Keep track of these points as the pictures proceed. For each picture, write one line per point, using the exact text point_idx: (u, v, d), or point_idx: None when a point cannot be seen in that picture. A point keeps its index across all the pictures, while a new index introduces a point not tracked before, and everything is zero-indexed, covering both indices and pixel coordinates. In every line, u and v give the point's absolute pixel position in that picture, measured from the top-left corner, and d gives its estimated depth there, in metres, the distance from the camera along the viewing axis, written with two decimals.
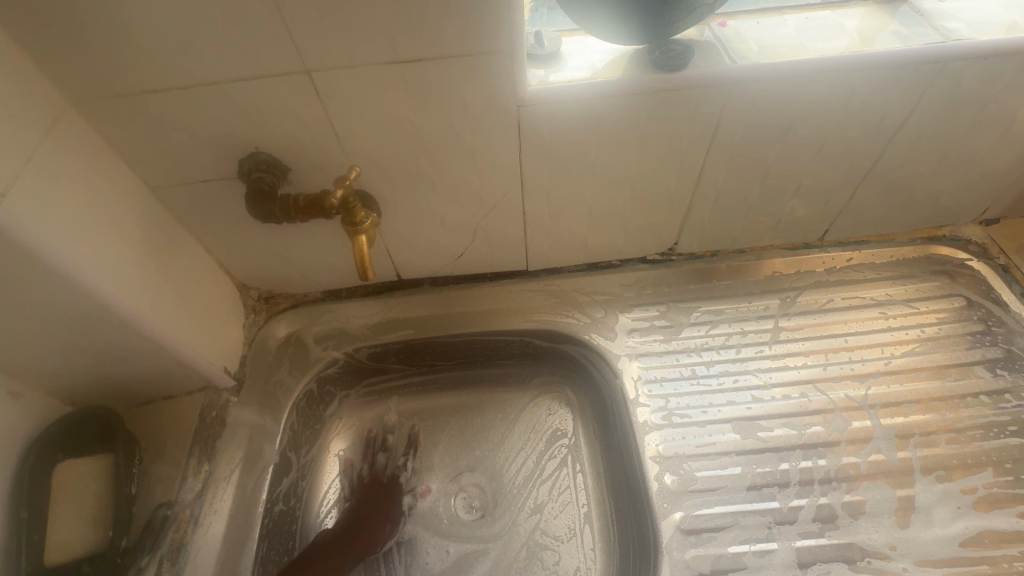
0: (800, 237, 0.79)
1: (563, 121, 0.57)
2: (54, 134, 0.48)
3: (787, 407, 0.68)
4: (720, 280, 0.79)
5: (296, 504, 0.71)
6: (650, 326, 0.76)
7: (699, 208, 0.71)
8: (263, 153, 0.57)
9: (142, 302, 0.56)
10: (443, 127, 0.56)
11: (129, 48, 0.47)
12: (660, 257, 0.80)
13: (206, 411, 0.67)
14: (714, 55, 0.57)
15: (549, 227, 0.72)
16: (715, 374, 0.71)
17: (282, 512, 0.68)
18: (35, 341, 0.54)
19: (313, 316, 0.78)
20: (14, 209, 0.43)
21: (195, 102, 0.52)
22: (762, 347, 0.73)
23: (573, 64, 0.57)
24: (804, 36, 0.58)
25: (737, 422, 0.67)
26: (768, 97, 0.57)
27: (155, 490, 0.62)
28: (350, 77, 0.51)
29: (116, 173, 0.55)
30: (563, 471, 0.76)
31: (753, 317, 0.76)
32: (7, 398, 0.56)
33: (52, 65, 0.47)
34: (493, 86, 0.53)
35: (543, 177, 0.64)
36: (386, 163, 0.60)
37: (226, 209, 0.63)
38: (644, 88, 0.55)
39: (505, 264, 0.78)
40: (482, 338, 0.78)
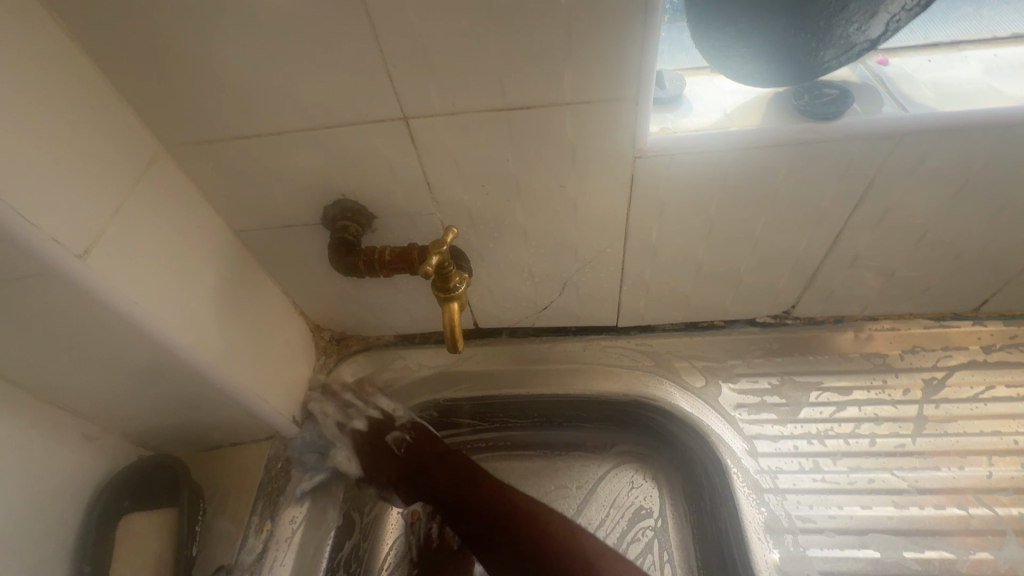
0: (951, 306, 0.66)
1: (683, 174, 0.49)
2: (144, 180, 0.46)
3: (940, 522, 0.56)
4: (845, 352, 0.68)
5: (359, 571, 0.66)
6: (760, 402, 0.65)
7: (830, 270, 0.61)
8: (349, 201, 0.53)
9: (216, 354, 0.53)
10: (545, 176, 0.50)
11: (223, 91, 0.44)
12: (773, 320, 0.69)
13: (272, 463, 0.64)
14: (875, 100, 0.47)
15: (649, 284, 0.63)
16: (843, 470, 0.60)
17: None
18: (111, 389, 0.52)
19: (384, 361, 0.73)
20: (97, 265, 0.40)
21: (285, 148, 0.48)
22: (903, 441, 0.61)
23: (699, 108, 0.49)
24: (993, 76, 0.47)
25: (877, 536, 0.56)
26: (943, 151, 0.47)
27: (216, 550, 0.57)
28: (450, 124, 0.46)
29: (202, 216, 0.53)
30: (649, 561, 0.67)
31: (889, 401, 0.64)
32: (81, 442, 0.55)
33: (146, 109, 0.45)
34: (610, 135, 0.46)
35: (651, 233, 0.56)
36: (477, 212, 0.54)
37: (307, 252, 0.60)
38: (787, 139, 0.46)
39: (593, 318, 0.70)
40: (563, 398, 0.71)
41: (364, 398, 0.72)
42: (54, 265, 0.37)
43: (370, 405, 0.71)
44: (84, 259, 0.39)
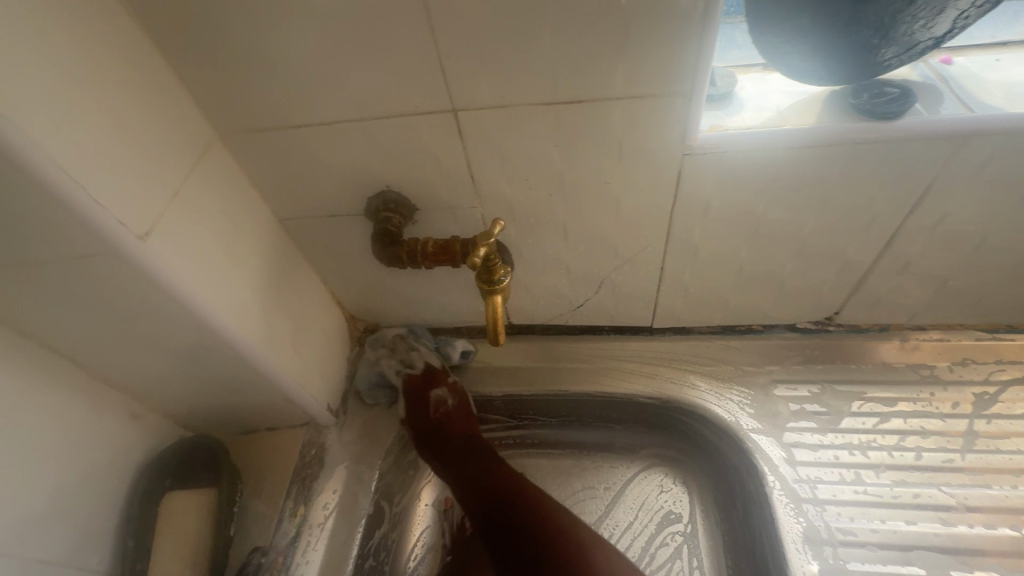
0: (1006, 319, 0.63)
1: (732, 173, 0.48)
2: (200, 167, 0.47)
3: (989, 543, 0.53)
4: (891, 362, 0.65)
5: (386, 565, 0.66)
6: (800, 409, 0.64)
7: (879, 276, 0.59)
8: (392, 193, 0.53)
9: (260, 339, 0.54)
10: (590, 172, 0.50)
11: (277, 81, 0.45)
12: (814, 326, 0.68)
13: (305, 450, 0.65)
14: (939, 100, 0.45)
15: (688, 285, 0.63)
16: (887, 483, 0.58)
17: (371, 567, 0.63)
18: (159, 370, 0.53)
19: (409, 355, 0.72)
20: (156, 247, 0.42)
21: (334, 138, 0.49)
22: (951, 456, 0.59)
23: (751, 106, 0.48)
24: None
25: (920, 553, 0.53)
26: (1010, 154, 0.45)
27: (252, 532, 0.59)
28: (498, 117, 0.46)
29: (250, 204, 0.54)
30: (677, 565, 0.67)
31: (937, 415, 0.61)
32: (128, 420, 0.56)
33: (203, 98, 0.47)
34: (659, 132, 0.45)
35: (694, 233, 0.55)
36: (519, 206, 0.54)
37: (348, 243, 0.61)
38: (844, 138, 0.45)
39: (628, 319, 0.69)
40: (596, 397, 0.70)
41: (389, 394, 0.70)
42: (116, 245, 0.39)
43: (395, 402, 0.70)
44: (144, 241, 0.40)
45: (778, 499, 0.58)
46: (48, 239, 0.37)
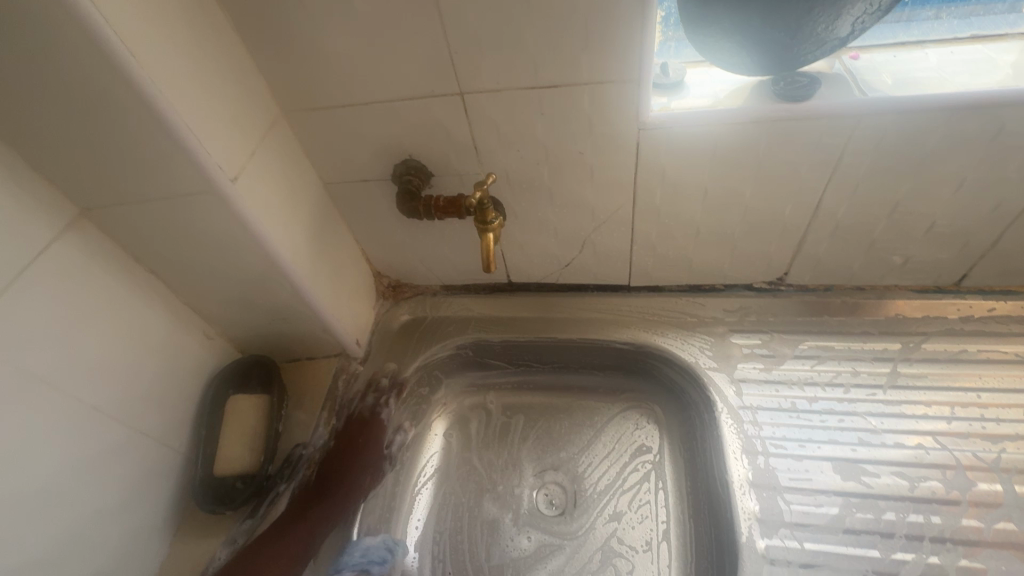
0: (932, 279, 0.73)
1: (679, 145, 0.61)
2: (270, 135, 0.62)
3: (900, 456, 0.63)
4: (834, 316, 0.76)
5: (402, 473, 0.80)
6: (750, 353, 0.75)
7: (815, 238, 0.70)
8: (414, 160, 0.68)
9: (307, 274, 0.69)
10: (567, 144, 0.63)
11: (330, 70, 0.59)
12: (768, 286, 0.79)
13: (338, 375, 0.80)
14: (842, 86, 0.57)
15: (655, 245, 0.75)
16: (818, 411, 0.68)
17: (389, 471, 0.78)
18: (230, 296, 0.68)
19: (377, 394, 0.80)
20: (241, 189, 0.57)
21: (369, 116, 0.64)
22: (875, 390, 0.69)
23: (694, 93, 0.61)
24: (949, 70, 0.57)
25: (839, 461, 0.64)
26: (899, 130, 0.56)
27: (295, 432, 0.74)
28: (494, 99, 0.59)
29: (304, 168, 0.69)
30: (645, 486, 0.78)
31: (867, 358, 0.72)
32: (203, 338, 0.72)
33: (275, 84, 0.62)
34: (618, 110, 0.58)
35: (655, 196, 0.68)
36: (513, 173, 0.68)
37: (377, 204, 0.75)
38: (763, 116, 0.57)
39: (608, 277, 0.82)
40: (581, 343, 0.83)
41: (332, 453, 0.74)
42: (217, 184, 0.54)
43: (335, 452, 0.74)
44: (234, 182, 0.56)
45: (728, 419, 0.69)
46: (171, 177, 0.53)
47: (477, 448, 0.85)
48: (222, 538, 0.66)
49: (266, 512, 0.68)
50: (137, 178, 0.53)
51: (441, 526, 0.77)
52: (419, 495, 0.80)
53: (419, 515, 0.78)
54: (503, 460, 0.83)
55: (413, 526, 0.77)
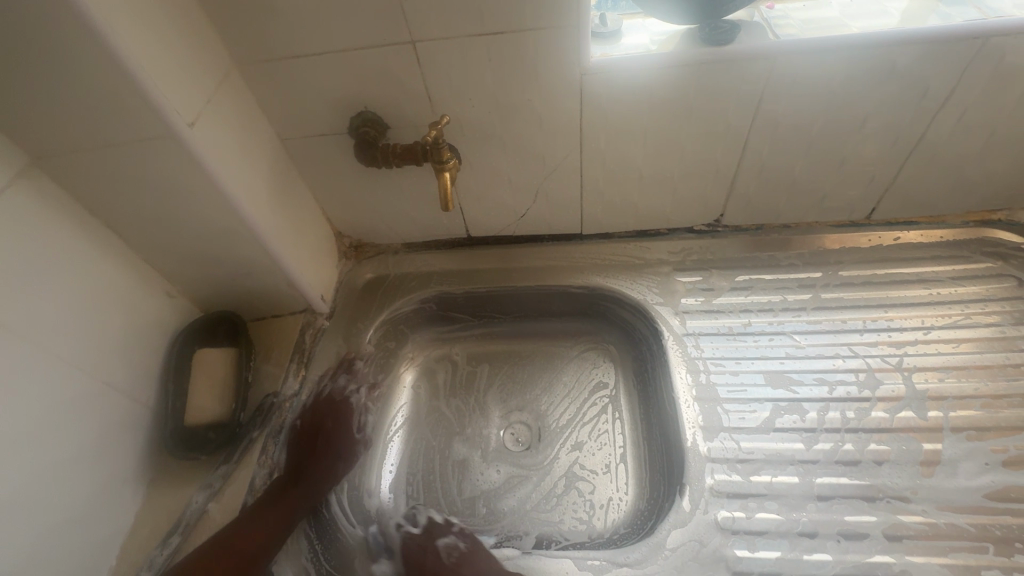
0: (847, 214, 0.82)
1: (619, 89, 0.66)
2: (224, 86, 0.63)
3: (821, 366, 0.71)
4: (765, 252, 0.84)
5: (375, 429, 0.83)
6: (692, 288, 0.82)
7: (745, 178, 0.77)
8: (370, 112, 0.70)
9: (270, 226, 0.70)
10: (516, 91, 0.67)
11: (282, 20, 0.61)
12: (707, 228, 0.86)
13: (305, 329, 0.82)
14: (759, 32, 0.64)
15: (603, 191, 0.80)
16: (752, 333, 0.76)
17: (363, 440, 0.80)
18: (190, 251, 0.69)
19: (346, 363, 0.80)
20: (198, 135, 0.58)
21: (324, 67, 0.65)
22: (800, 312, 0.77)
23: (631, 41, 0.67)
24: (849, 17, 0.64)
25: (768, 373, 0.72)
26: (809, 71, 0.63)
27: (264, 383, 0.75)
28: (446, 46, 0.62)
29: (260, 123, 0.70)
30: (603, 418, 0.84)
31: (793, 286, 0.80)
32: (165, 295, 0.72)
33: (227, 35, 0.62)
34: (562, 55, 0.63)
35: (599, 142, 0.73)
36: (467, 123, 0.71)
37: (335, 160, 0.77)
38: (692, 60, 0.63)
39: (561, 226, 0.87)
40: (539, 290, 0.87)
41: (308, 424, 0.74)
42: (174, 128, 0.55)
43: (312, 422, 0.74)
44: (192, 128, 0.57)
45: (673, 345, 0.76)
46: (128, 121, 0.53)
47: (444, 396, 0.89)
48: (198, 485, 0.67)
49: (241, 457, 0.69)
50: (91, 122, 0.53)
51: (413, 468, 0.81)
52: (391, 445, 0.83)
53: (391, 460, 0.81)
54: (471, 405, 0.88)
55: (388, 469, 0.80)
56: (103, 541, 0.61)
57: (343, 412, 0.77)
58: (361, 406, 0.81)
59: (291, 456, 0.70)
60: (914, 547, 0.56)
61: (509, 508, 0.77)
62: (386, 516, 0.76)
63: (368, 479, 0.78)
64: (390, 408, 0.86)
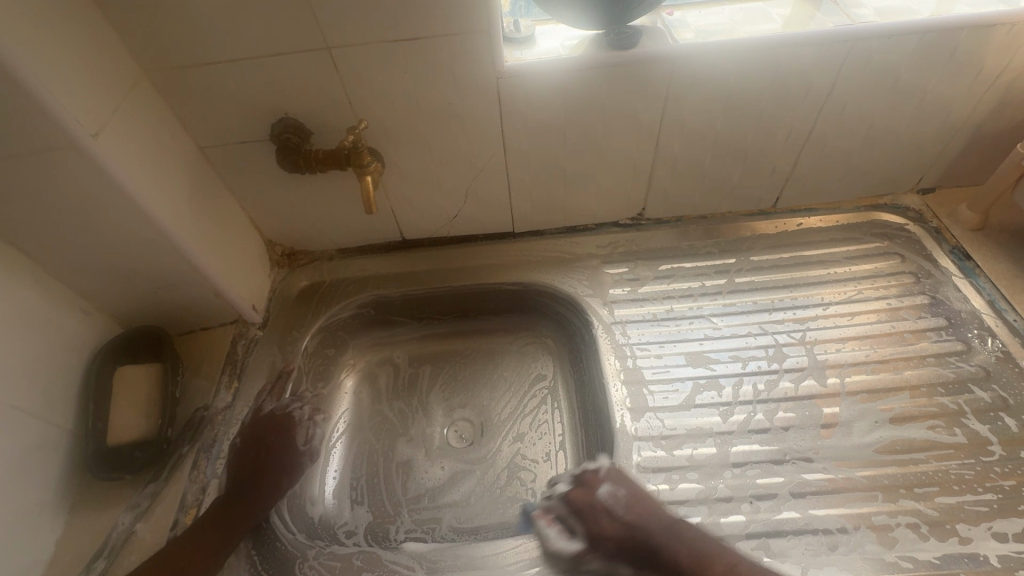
0: (755, 204, 0.89)
1: (534, 91, 0.69)
2: (132, 96, 0.62)
3: (735, 344, 0.77)
4: (684, 241, 0.89)
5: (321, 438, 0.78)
6: (619, 279, 0.86)
7: (660, 173, 0.82)
8: (291, 119, 0.70)
9: (192, 236, 0.69)
10: (436, 95, 0.69)
11: (190, 28, 0.60)
12: (631, 221, 0.91)
13: (236, 340, 0.80)
14: (659, 36, 0.69)
15: (530, 190, 0.83)
16: (674, 318, 0.81)
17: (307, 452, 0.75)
18: (105, 265, 0.67)
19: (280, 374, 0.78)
20: (104, 145, 0.56)
21: (239, 75, 0.65)
22: (717, 296, 0.83)
23: (543, 46, 0.70)
24: (737, 23, 0.70)
25: (688, 354, 0.77)
26: (704, 72, 0.69)
27: (195, 397, 0.74)
28: (362, 52, 0.64)
29: (175, 132, 0.69)
30: (543, 408, 0.87)
31: (710, 272, 0.86)
32: (80, 313, 0.69)
33: (132, 43, 0.61)
34: (476, 60, 0.65)
35: (522, 142, 0.76)
36: (390, 126, 0.72)
37: (259, 167, 0.76)
38: (599, 63, 0.67)
39: (494, 225, 0.89)
40: (476, 288, 0.89)
41: (247, 441, 0.70)
42: (77, 139, 0.53)
43: (251, 438, 0.70)
44: (96, 139, 0.55)
45: (599, 332, 0.80)
46: (24, 131, 0.51)
47: (387, 399, 0.89)
48: (125, 505, 0.64)
49: (170, 474, 0.67)
50: None
51: (357, 472, 0.81)
52: (333, 450, 0.83)
53: (334, 466, 0.81)
54: (415, 406, 0.88)
55: (330, 475, 0.80)
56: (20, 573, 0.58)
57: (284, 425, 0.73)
58: (307, 418, 0.76)
59: (229, 475, 0.68)
60: (816, 502, 0.62)
61: (454, 503, 0.78)
62: (331, 523, 0.76)
63: (309, 487, 0.78)
64: (331, 414, 0.86)
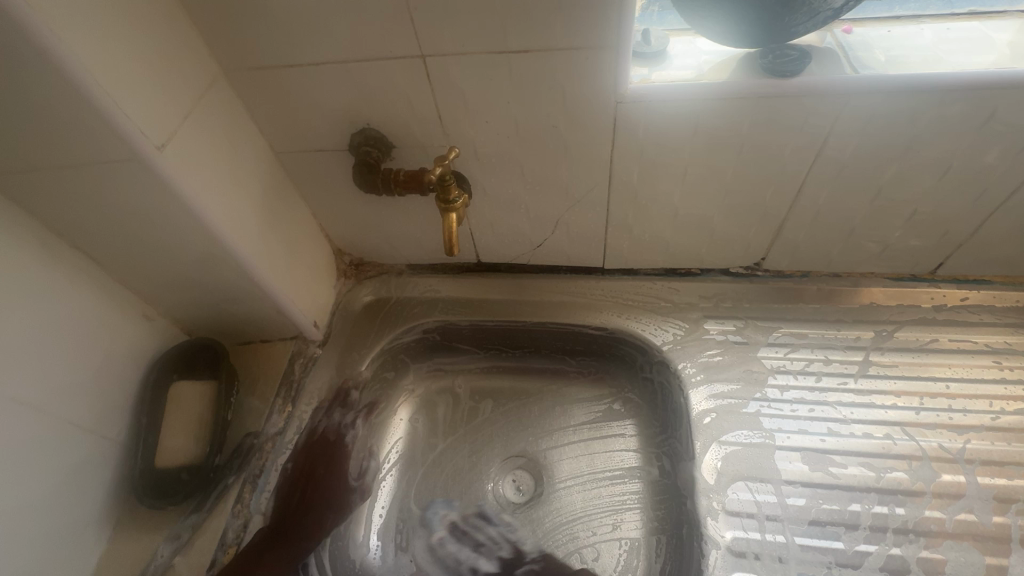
0: (908, 267, 0.72)
1: (658, 121, 0.57)
2: (207, 97, 0.55)
3: (866, 447, 0.63)
4: (809, 303, 0.74)
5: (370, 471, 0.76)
6: (723, 340, 0.73)
7: (794, 223, 0.68)
8: (373, 130, 0.62)
9: (257, 252, 0.63)
10: (539, 115, 0.58)
11: (274, 26, 0.53)
12: (744, 271, 0.76)
13: (295, 358, 0.75)
14: (832, 61, 0.54)
15: (631, 227, 0.71)
16: (789, 400, 0.67)
17: (356, 488, 0.74)
18: (168, 275, 0.63)
19: (342, 395, 0.74)
20: (170, 157, 0.50)
21: (321, 80, 0.57)
22: (847, 379, 0.68)
23: (677, 63, 0.57)
24: (942, 49, 0.54)
25: (807, 453, 0.63)
26: (886, 112, 0.53)
27: (247, 419, 0.69)
28: (460, 64, 0.54)
29: (251, 135, 0.62)
30: (616, 471, 0.76)
31: (840, 346, 0.70)
32: (142, 319, 0.66)
33: (212, 38, 0.54)
34: (594, 81, 0.54)
35: (632, 175, 0.64)
36: (481, 146, 0.63)
37: (334, 177, 0.69)
38: (751, 91, 0.53)
39: (582, 259, 0.78)
40: (553, 326, 0.79)
41: (298, 469, 0.68)
42: (140, 152, 0.47)
43: (303, 467, 0.69)
44: (162, 151, 0.49)
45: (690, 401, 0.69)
46: (86, 141, 0.46)
47: (444, 434, 0.81)
48: (165, 534, 0.61)
49: (213, 505, 0.63)
50: (43, 140, 0.46)
51: (405, 514, 0.75)
52: (383, 483, 0.76)
53: (381, 502, 0.75)
54: (473, 445, 0.80)
55: (376, 513, 0.74)
56: None
57: (334, 455, 0.73)
58: (359, 446, 0.76)
59: (273, 507, 0.64)
60: None
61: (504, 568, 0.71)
62: (371, 568, 0.71)
63: (354, 526, 0.72)
64: (383, 443, 0.79)
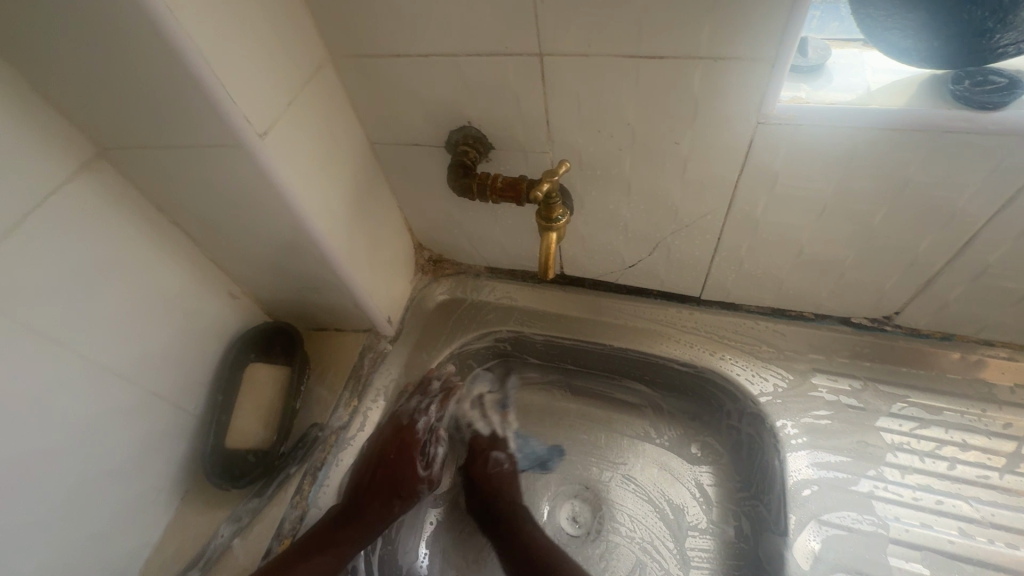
0: None
1: (804, 149, 0.48)
2: (312, 83, 0.53)
3: (1008, 562, 0.53)
4: (948, 373, 0.62)
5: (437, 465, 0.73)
6: (835, 401, 0.64)
7: (947, 281, 0.56)
8: (472, 129, 0.58)
9: (343, 245, 0.61)
10: (661, 129, 0.51)
11: (386, 12, 0.49)
12: (870, 323, 0.66)
13: (365, 351, 0.74)
14: None
15: (742, 260, 0.63)
16: (910, 486, 0.58)
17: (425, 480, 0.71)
18: (255, 258, 0.62)
19: (422, 381, 0.73)
20: (271, 146, 0.48)
21: (427, 72, 0.53)
22: (988, 474, 0.57)
23: (838, 82, 0.48)
24: None
25: (928, 554, 0.55)
26: None
27: (313, 410, 0.69)
28: (581, 65, 0.48)
29: (349, 124, 0.60)
30: (685, 521, 0.70)
31: (983, 431, 0.59)
32: (227, 297, 0.67)
33: (322, 20, 0.52)
34: (735, 98, 0.46)
35: (757, 205, 0.55)
36: (587, 156, 0.57)
37: (425, 172, 0.66)
38: (933, 125, 0.43)
39: (677, 286, 0.71)
40: (634, 355, 0.73)
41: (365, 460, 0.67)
42: (243, 138, 0.46)
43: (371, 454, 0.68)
44: (263, 138, 0.47)
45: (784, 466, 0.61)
46: (194, 124, 0.45)
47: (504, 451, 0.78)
48: (228, 515, 0.62)
49: (274, 493, 0.63)
50: (155, 120, 0.45)
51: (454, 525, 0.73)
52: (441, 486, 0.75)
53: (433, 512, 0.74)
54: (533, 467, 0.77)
55: (427, 521, 0.73)
56: (130, 555, 0.59)
57: (408, 443, 0.70)
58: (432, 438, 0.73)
59: (330, 502, 0.64)
60: None
61: None
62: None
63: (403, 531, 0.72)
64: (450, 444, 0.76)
